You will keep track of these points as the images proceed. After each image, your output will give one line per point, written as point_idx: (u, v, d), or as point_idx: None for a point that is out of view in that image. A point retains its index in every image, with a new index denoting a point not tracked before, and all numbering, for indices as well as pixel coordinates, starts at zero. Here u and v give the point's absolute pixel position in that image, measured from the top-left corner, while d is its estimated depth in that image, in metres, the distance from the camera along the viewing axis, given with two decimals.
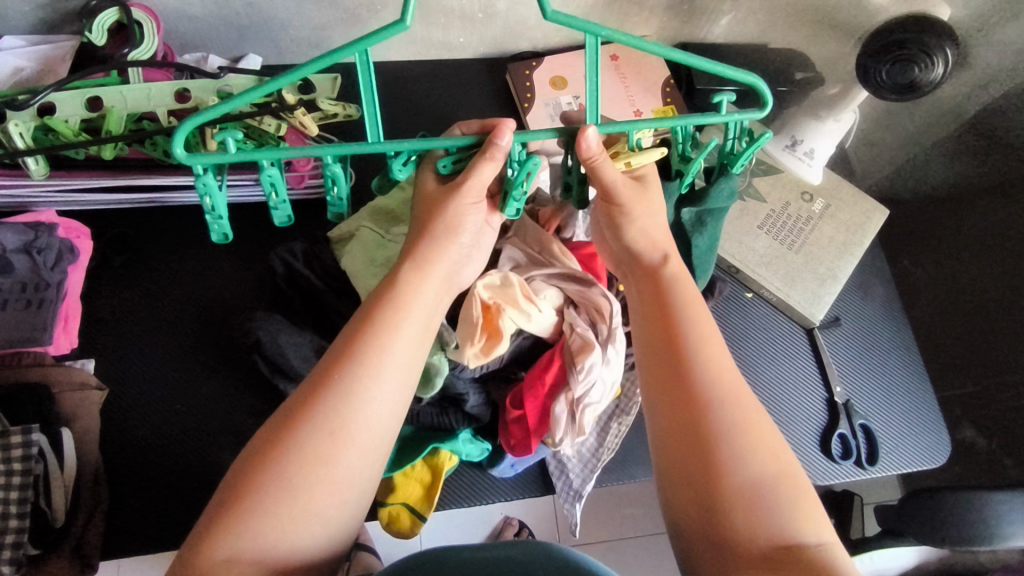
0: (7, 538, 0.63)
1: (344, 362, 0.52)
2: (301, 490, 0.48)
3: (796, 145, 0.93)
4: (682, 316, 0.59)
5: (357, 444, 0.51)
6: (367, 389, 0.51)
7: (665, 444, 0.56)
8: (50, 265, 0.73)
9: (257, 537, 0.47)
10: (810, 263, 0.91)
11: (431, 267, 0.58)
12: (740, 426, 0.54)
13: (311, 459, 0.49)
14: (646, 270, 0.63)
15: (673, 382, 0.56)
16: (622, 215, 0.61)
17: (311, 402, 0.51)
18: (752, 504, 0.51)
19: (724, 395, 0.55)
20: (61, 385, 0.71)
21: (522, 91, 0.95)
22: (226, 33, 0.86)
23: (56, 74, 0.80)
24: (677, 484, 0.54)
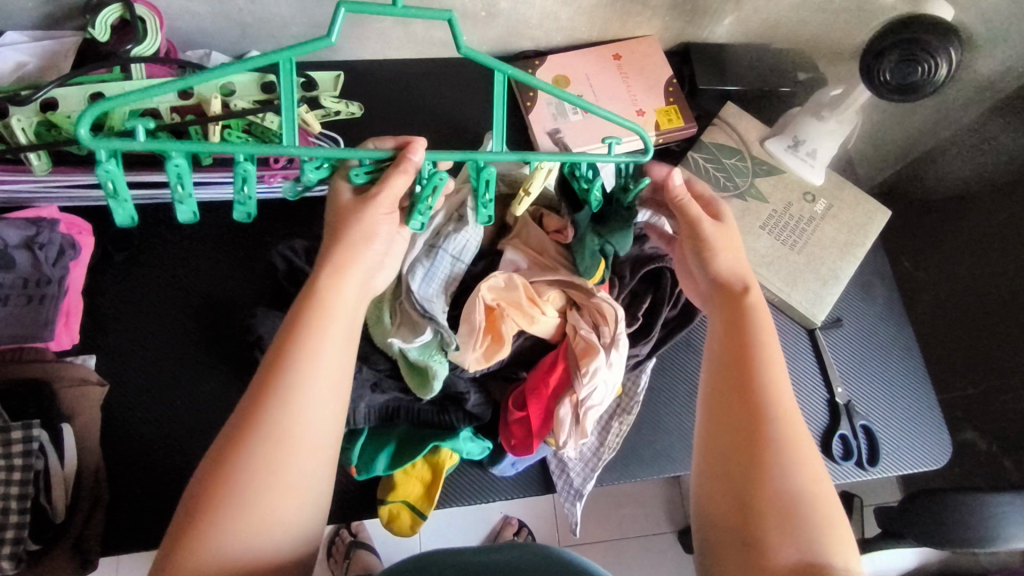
0: (8, 533, 0.63)
1: (280, 374, 0.53)
2: (257, 498, 0.50)
3: (797, 146, 0.93)
4: (754, 336, 0.61)
5: (304, 447, 0.53)
6: (306, 395, 0.53)
7: (712, 447, 0.58)
8: (52, 261, 0.72)
9: (222, 545, 0.49)
10: (812, 264, 0.90)
11: (349, 271, 0.58)
12: (790, 443, 0.56)
13: (264, 469, 0.51)
14: (725, 294, 0.64)
15: (733, 390, 0.59)
16: (705, 250, 0.65)
17: (255, 412, 0.52)
18: (790, 517, 0.52)
19: (779, 411, 0.57)
20: (62, 381, 0.71)
21: (524, 90, 0.95)
22: (229, 30, 0.86)
23: (59, 70, 0.80)
24: (717, 483, 0.56)
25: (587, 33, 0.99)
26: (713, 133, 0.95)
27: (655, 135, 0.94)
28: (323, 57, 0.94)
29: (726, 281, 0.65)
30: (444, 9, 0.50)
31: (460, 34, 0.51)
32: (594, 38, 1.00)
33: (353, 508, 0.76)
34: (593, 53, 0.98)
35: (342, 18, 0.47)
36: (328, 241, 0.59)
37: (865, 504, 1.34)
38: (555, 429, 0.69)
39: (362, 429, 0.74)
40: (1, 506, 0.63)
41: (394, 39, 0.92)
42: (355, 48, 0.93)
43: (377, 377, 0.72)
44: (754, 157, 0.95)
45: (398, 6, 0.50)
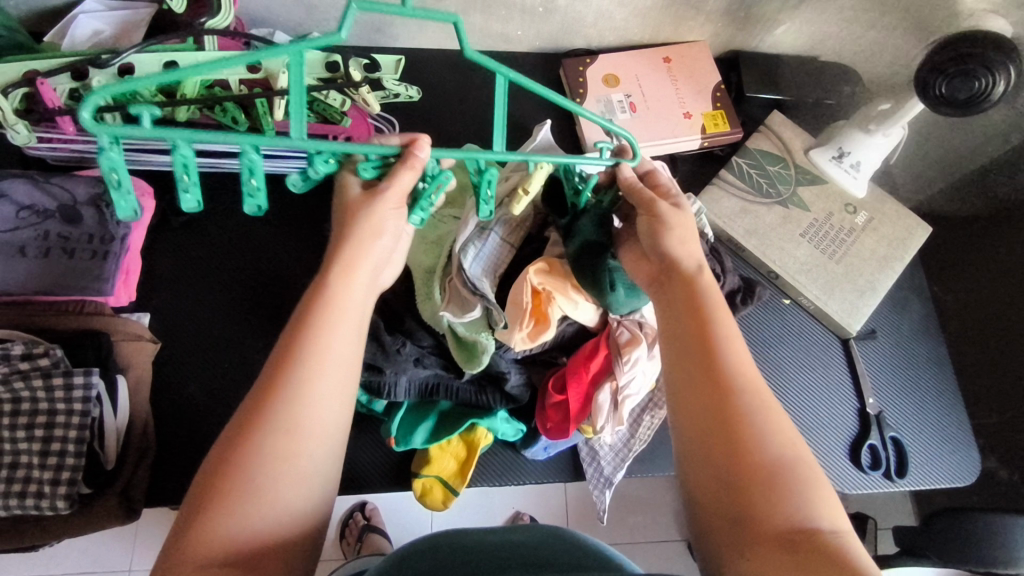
0: (63, 474, 0.65)
1: (291, 359, 0.52)
2: (267, 490, 0.49)
3: (842, 156, 0.93)
4: (712, 310, 0.59)
5: (313, 437, 0.51)
6: (315, 386, 0.52)
7: (689, 432, 0.55)
8: (116, 219, 0.75)
9: (232, 535, 0.47)
10: (850, 273, 0.91)
11: (358, 269, 0.57)
12: (762, 413, 0.54)
13: (273, 457, 0.49)
14: (675, 273, 0.61)
15: (697, 369, 0.56)
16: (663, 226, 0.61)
17: (268, 400, 0.51)
18: (774, 486, 0.50)
19: (746, 383, 0.55)
20: (119, 334, 0.73)
21: (575, 86, 0.97)
22: (295, 11, 0.89)
23: (132, 39, 0.83)
24: (699, 467, 0.54)
25: (639, 35, 1.01)
26: (757, 140, 0.97)
27: (701, 138, 0.96)
28: (381, 43, 0.97)
29: (676, 261, 0.61)
30: (452, 12, 0.48)
31: (466, 38, 0.48)
32: (645, 40, 1.02)
33: (387, 479, 0.78)
34: (643, 55, 1.00)
35: (353, 15, 0.46)
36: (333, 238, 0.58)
37: (879, 526, 1.34)
38: (592, 414, 0.71)
39: (403, 403, 0.76)
40: (58, 448, 0.65)
41: (452, 29, 0.95)
42: (413, 36, 0.96)
43: (420, 353, 0.73)
44: (798, 165, 0.96)
45: (409, 6, 0.47)
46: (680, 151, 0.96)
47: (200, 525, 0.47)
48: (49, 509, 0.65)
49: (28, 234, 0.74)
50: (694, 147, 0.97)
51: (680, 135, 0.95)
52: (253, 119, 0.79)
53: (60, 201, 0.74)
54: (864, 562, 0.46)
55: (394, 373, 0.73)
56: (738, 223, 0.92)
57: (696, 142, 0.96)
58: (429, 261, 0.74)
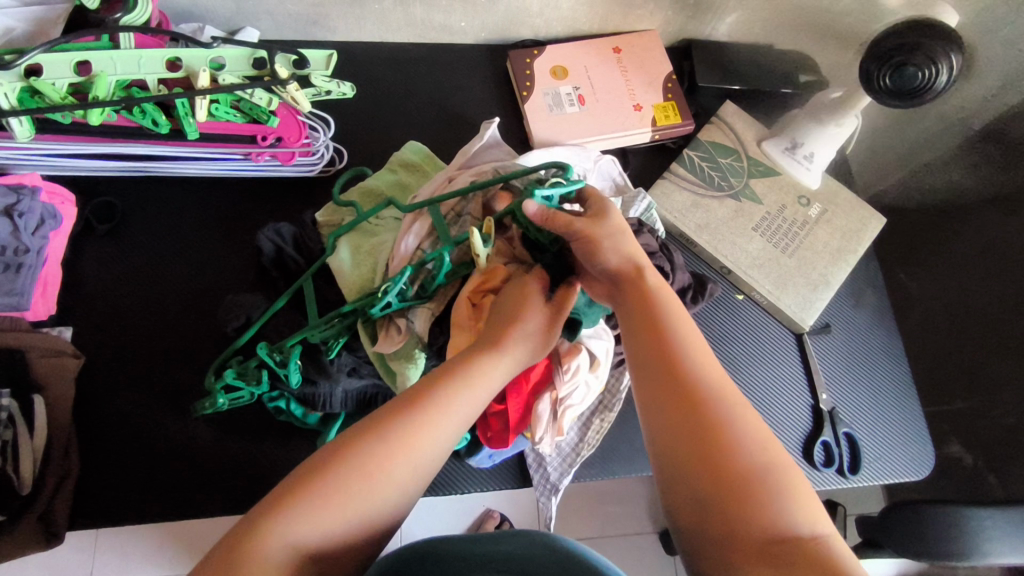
0: None
1: (410, 402, 0.51)
2: (342, 501, 0.46)
3: (795, 148, 0.92)
4: (669, 320, 0.56)
5: (407, 473, 0.49)
6: (427, 434, 0.50)
7: (663, 444, 0.52)
8: (30, 230, 0.71)
9: (287, 531, 0.44)
10: (803, 267, 0.89)
11: (506, 351, 0.56)
12: (740, 421, 0.51)
13: (363, 474, 0.47)
14: (623, 290, 0.59)
15: (664, 383, 0.54)
16: (584, 244, 0.59)
17: (370, 443, 0.48)
18: (754, 491, 0.48)
19: (714, 391, 0.53)
20: (38, 351, 0.71)
21: (521, 79, 0.94)
22: (224, 6, 0.85)
23: (48, 37, 0.79)
24: (680, 487, 0.50)
25: (588, 25, 0.98)
26: (708, 131, 0.95)
27: (651, 130, 0.93)
28: (319, 37, 0.93)
29: (618, 273, 0.59)
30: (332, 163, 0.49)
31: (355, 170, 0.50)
32: (595, 30, 1.00)
33: None
34: (592, 46, 0.97)
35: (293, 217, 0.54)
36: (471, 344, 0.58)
37: (849, 514, 1.33)
38: (531, 425, 0.68)
39: (339, 414, 0.73)
40: None
41: (392, 20, 0.91)
42: (352, 28, 0.92)
43: (356, 363, 0.71)
44: (751, 157, 0.94)
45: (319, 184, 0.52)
46: (630, 145, 0.93)
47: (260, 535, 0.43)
48: None
49: None
50: (645, 140, 0.94)
51: (629, 128, 0.93)
52: (175, 121, 0.75)
53: None
54: (857, 568, 0.44)
55: (327, 385, 0.69)
56: (690, 218, 0.90)
57: (646, 135, 0.93)
58: (362, 274, 0.73)
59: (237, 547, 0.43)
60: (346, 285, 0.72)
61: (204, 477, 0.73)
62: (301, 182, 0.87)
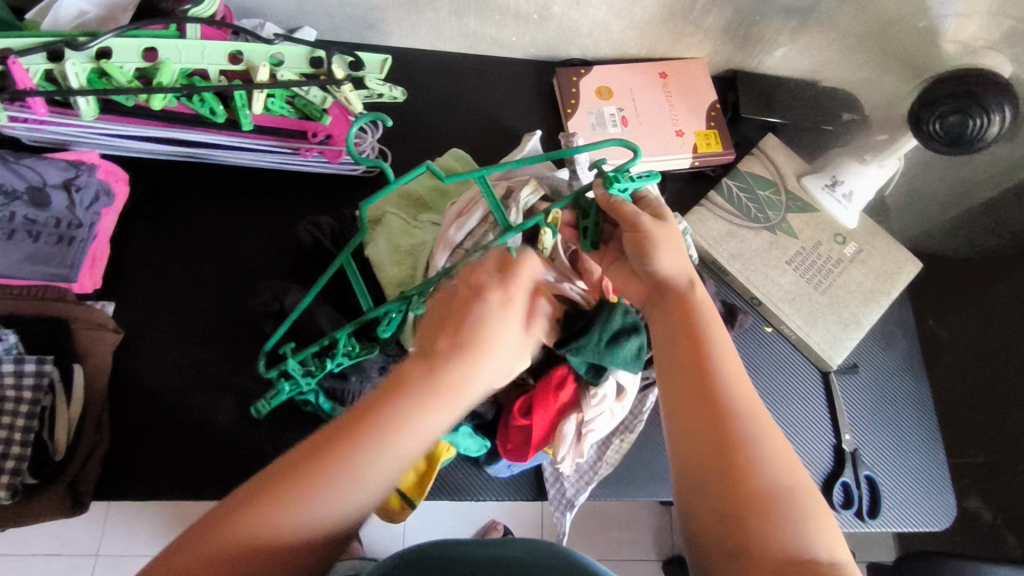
0: (8, 463, 0.63)
1: (372, 409, 0.51)
2: (292, 506, 0.47)
3: (835, 185, 0.92)
4: (707, 331, 0.56)
5: (360, 475, 0.49)
6: (390, 439, 0.50)
7: (684, 456, 0.54)
8: (85, 205, 0.74)
9: (239, 537, 0.46)
10: (835, 305, 0.89)
11: (463, 357, 0.55)
12: (763, 441, 0.52)
13: (315, 480, 0.48)
14: (667, 295, 0.57)
15: (692, 395, 0.54)
16: (643, 249, 0.55)
17: (345, 441, 0.49)
18: (769, 511, 0.49)
19: (742, 408, 0.53)
20: (80, 322, 0.73)
21: (566, 97, 0.95)
22: (285, 4, 0.88)
23: (117, 23, 0.82)
24: (698, 497, 0.52)
25: (636, 48, 1.00)
26: (747, 162, 0.95)
27: (692, 157, 0.94)
28: (373, 41, 0.96)
29: (664, 279, 0.57)
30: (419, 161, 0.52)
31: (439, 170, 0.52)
32: (643, 54, 1.01)
33: None
34: (639, 70, 0.99)
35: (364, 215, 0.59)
36: (432, 326, 0.57)
37: (859, 560, 1.31)
38: (554, 445, 0.70)
39: None
40: (5, 436, 0.64)
41: (445, 30, 0.94)
42: (406, 35, 0.95)
43: (385, 361, 0.74)
44: (789, 191, 0.94)
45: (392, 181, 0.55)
46: (669, 169, 0.94)
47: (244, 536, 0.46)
48: None
49: None
50: (685, 166, 0.95)
51: (670, 152, 0.93)
52: (231, 112, 0.78)
53: (30, 183, 0.72)
54: None
55: (359, 381, 0.73)
56: (724, 247, 0.91)
57: (687, 161, 0.94)
58: (401, 273, 0.75)
59: (193, 549, 0.45)
60: (385, 281, 0.75)
61: (225, 462, 0.74)
62: (344, 180, 0.89)
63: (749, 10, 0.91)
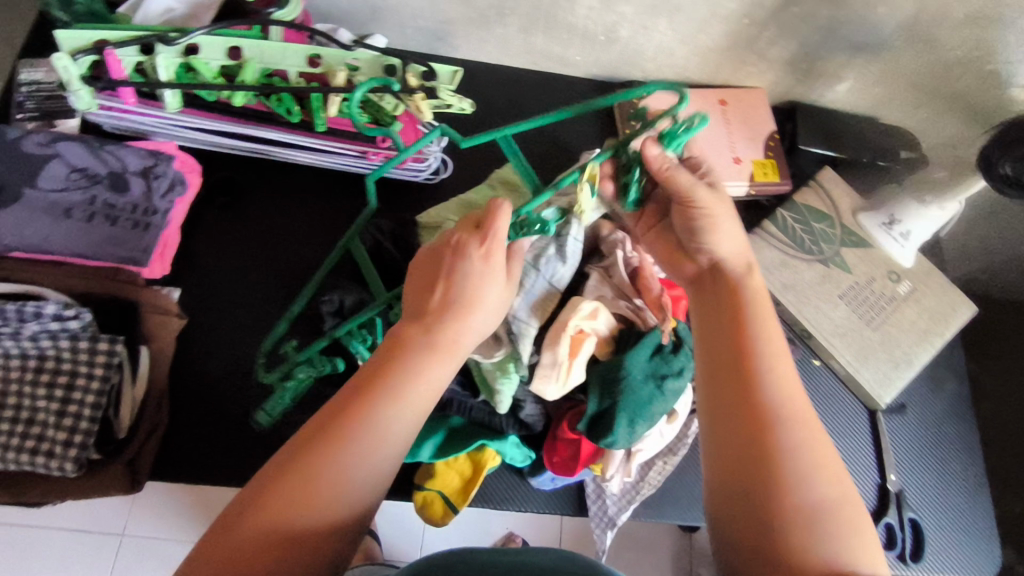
0: (76, 437, 0.65)
1: (372, 385, 0.54)
2: (312, 482, 0.50)
3: (891, 224, 0.91)
4: (756, 329, 0.59)
5: (371, 443, 0.52)
6: (390, 407, 0.53)
7: (727, 452, 0.56)
8: (161, 193, 0.77)
9: (264, 522, 0.48)
10: (886, 343, 0.88)
11: (449, 324, 0.57)
12: (805, 446, 0.54)
13: (331, 454, 0.51)
14: (717, 283, 0.64)
15: (741, 396, 0.57)
16: (701, 214, 0.62)
17: (350, 416, 0.52)
18: (813, 518, 0.51)
19: (788, 415, 0.56)
20: (149, 306, 0.74)
21: (626, 118, 0.97)
22: (361, 12, 0.91)
23: (200, 21, 0.85)
24: (737, 497, 0.54)
25: (697, 74, 1.01)
26: (804, 194, 0.95)
27: (749, 185, 0.94)
28: (440, 52, 0.98)
29: (722, 265, 0.64)
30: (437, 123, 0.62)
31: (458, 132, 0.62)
32: (703, 80, 1.02)
33: (388, 488, 0.76)
34: (699, 96, 0.99)
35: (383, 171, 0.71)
36: (419, 295, 0.59)
37: None
38: (602, 463, 0.71)
39: None
40: (74, 411, 0.65)
41: (512, 45, 0.96)
42: (473, 48, 0.97)
43: None
44: (845, 226, 0.94)
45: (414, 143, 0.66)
46: (725, 196, 0.94)
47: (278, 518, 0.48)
48: (57, 470, 0.64)
49: (76, 197, 0.75)
50: (742, 194, 0.95)
51: (727, 179, 0.94)
52: (306, 112, 0.80)
53: (111, 169, 0.76)
54: None
55: None
56: (777, 276, 0.91)
57: (744, 189, 0.94)
58: None
59: (224, 537, 0.48)
60: None
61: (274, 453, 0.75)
62: (406, 186, 0.91)
63: (814, 43, 0.92)
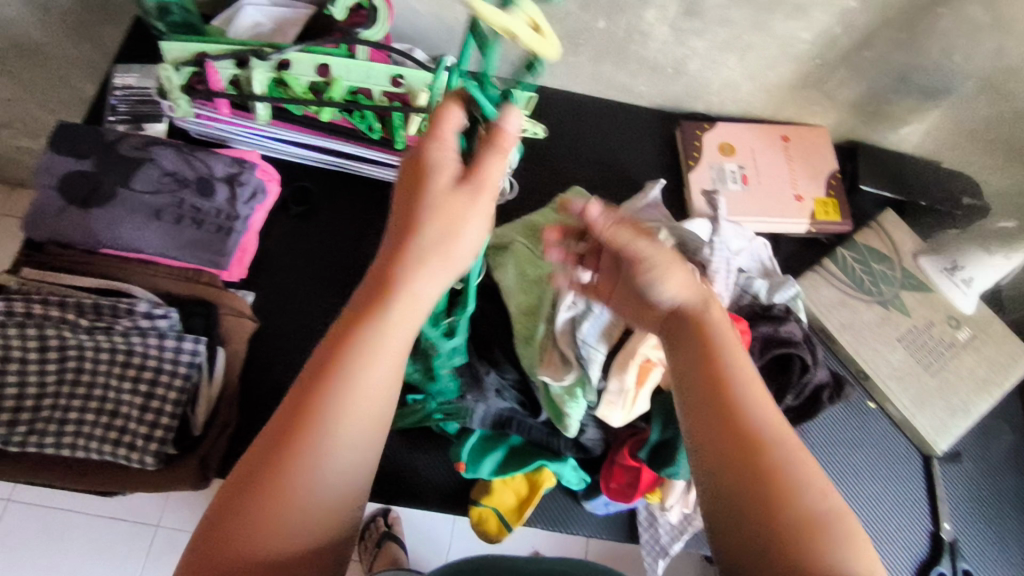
0: (157, 432, 0.68)
1: (327, 373, 0.48)
2: (282, 492, 0.46)
3: (954, 270, 0.92)
4: (727, 352, 0.55)
5: (335, 436, 0.48)
6: (356, 379, 0.48)
7: (717, 488, 0.51)
8: (244, 199, 0.79)
9: (238, 550, 0.45)
10: (944, 389, 0.88)
11: (417, 277, 0.51)
12: (798, 467, 0.50)
13: (296, 457, 0.47)
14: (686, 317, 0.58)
15: (718, 425, 0.52)
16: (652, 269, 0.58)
17: (305, 411, 0.48)
18: (816, 542, 0.47)
19: (772, 435, 0.51)
20: (227, 309, 0.77)
21: (689, 150, 0.98)
22: (437, 34, 0.94)
23: (285, 37, 0.87)
24: (734, 535, 0.49)
25: (762, 110, 1.02)
26: (864, 235, 0.96)
27: (809, 223, 0.95)
28: (509, 75, 1.01)
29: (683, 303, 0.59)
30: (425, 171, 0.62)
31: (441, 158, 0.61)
32: (766, 116, 1.03)
33: (445, 501, 0.77)
34: (762, 131, 1.01)
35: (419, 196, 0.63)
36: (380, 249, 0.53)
37: None
38: (662, 492, 0.72)
39: (476, 431, 0.76)
40: (156, 406, 0.68)
41: (582, 73, 0.98)
42: (542, 74, 0.99)
43: (501, 384, 0.75)
44: (905, 269, 0.94)
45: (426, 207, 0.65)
46: (785, 232, 0.95)
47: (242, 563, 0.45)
48: (138, 462, 0.67)
49: (166, 199, 0.77)
50: (801, 231, 0.96)
51: (788, 216, 0.95)
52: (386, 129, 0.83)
53: (198, 173, 0.78)
54: None
55: (474, 399, 0.74)
56: (835, 315, 0.91)
57: (804, 226, 0.95)
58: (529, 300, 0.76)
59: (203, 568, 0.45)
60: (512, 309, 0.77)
61: None
62: None
63: (884, 86, 0.92)
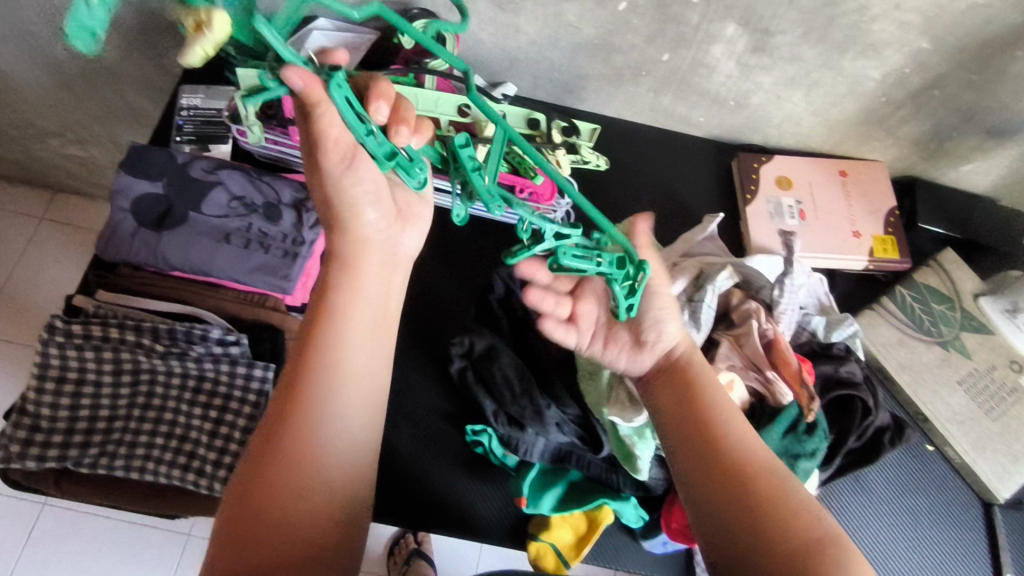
0: (225, 459, 0.70)
1: (310, 353, 0.56)
2: (287, 454, 0.53)
3: (1015, 311, 0.88)
4: (709, 393, 0.62)
5: (326, 405, 0.55)
6: (334, 355, 0.56)
7: (716, 519, 0.57)
8: (309, 223, 0.78)
9: (255, 507, 0.51)
10: (1008, 435, 0.86)
11: (360, 263, 0.59)
12: (787, 495, 0.56)
13: (291, 422, 0.54)
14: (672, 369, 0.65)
15: (711, 462, 0.59)
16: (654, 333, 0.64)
17: (300, 389, 0.55)
18: (813, 560, 0.53)
19: (758, 467, 0.58)
20: None
21: (747, 183, 0.97)
22: (499, 62, 0.93)
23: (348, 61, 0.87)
24: (739, 559, 0.54)
25: (820, 143, 1.01)
26: (923, 273, 0.94)
27: (868, 260, 0.94)
28: (566, 103, 1.01)
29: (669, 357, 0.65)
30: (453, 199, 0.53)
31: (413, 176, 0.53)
32: (823, 150, 1.02)
33: (502, 534, 0.77)
34: (819, 165, 1.00)
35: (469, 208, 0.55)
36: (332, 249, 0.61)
37: None
38: None
39: (536, 465, 0.76)
40: (225, 432, 0.70)
41: (640, 103, 0.97)
42: (600, 102, 0.99)
43: (562, 418, 0.74)
44: (965, 309, 0.92)
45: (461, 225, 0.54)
46: (843, 269, 0.94)
47: (278, 524, 0.51)
48: (206, 488, 0.69)
49: (234, 223, 0.77)
50: (859, 267, 0.95)
51: (847, 253, 0.94)
52: None
53: (267, 199, 0.78)
54: None
55: (535, 433, 0.73)
56: (892, 356, 0.91)
57: (862, 263, 0.94)
58: None
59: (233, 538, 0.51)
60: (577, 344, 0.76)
61: (393, 490, 0.75)
62: None
63: (949, 125, 0.91)
